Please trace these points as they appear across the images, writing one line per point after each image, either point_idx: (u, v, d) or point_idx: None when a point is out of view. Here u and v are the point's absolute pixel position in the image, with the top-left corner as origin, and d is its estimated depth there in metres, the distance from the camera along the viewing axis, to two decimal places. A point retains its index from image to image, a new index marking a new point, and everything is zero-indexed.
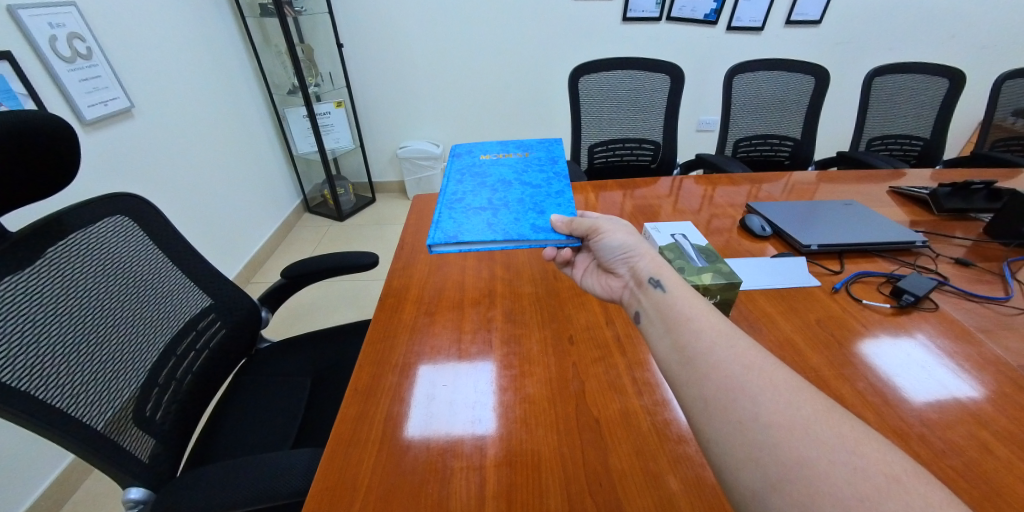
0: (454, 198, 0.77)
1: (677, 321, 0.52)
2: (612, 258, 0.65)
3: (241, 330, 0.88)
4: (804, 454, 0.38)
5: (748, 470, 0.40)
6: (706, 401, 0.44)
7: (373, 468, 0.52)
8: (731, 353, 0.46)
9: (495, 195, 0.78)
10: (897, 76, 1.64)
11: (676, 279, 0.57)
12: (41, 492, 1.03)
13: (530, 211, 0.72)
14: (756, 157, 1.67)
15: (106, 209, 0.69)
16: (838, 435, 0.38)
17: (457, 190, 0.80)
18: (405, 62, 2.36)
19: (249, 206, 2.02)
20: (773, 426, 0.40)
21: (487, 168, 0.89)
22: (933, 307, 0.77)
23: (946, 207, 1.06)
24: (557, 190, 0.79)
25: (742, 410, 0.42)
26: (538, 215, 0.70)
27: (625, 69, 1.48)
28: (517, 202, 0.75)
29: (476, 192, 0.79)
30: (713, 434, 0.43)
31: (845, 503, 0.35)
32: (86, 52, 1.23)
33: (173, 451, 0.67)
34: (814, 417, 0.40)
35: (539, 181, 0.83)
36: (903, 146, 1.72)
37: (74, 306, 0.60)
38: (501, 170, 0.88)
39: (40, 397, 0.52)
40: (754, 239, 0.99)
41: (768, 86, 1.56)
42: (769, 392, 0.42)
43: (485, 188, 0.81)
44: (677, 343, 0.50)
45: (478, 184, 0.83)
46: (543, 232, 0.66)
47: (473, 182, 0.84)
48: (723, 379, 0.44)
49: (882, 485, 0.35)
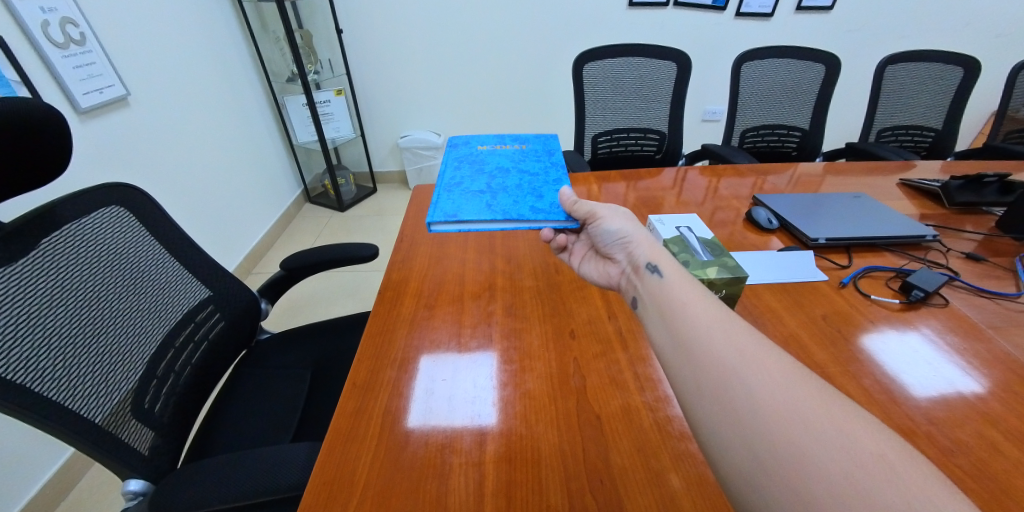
0: (453, 183, 0.77)
1: (672, 308, 0.51)
2: (611, 244, 0.63)
3: (240, 323, 0.88)
4: (805, 447, 0.37)
5: (740, 451, 0.39)
6: (699, 384, 0.44)
7: (372, 462, 0.52)
8: (726, 336, 0.45)
9: (494, 181, 0.78)
10: (910, 65, 1.60)
11: (674, 265, 0.56)
12: (46, 481, 1.05)
13: (529, 196, 0.71)
14: (762, 148, 1.64)
15: (99, 199, 0.68)
16: (827, 415, 0.38)
17: (456, 176, 0.80)
18: (406, 49, 2.32)
19: (249, 197, 2.01)
20: (765, 409, 0.39)
21: (485, 156, 0.88)
22: (943, 302, 0.75)
23: (957, 200, 1.04)
24: (555, 178, 0.78)
25: (736, 393, 0.41)
26: (537, 199, 0.70)
27: (631, 56, 1.44)
28: (515, 188, 0.75)
29: (475, 178, 0.79)
30: (705, 418, 0.42)
31: (833, 483, 0.35)
32: (79, 38, 1.21)
33: (172, 443, 0.67)
34: (804, 397, 0.39)
35: (537, 168, 0.83)
36: (914, 137, 1.69)
37: (71, 299, 0.60)
38: (499, 158, 0.86)
39: (38, 391, 0.51)
40: (760, 232, 0.97)
41: (778, 73, 1.52)
42: (761, 374, 0.41)
43: (483, 174, 0.80)
44: (673, 331, 0.49)
45: (476, 170, 0.82)
46: (543, 213, 0.66)
47: (469, 169, 0.83)
48: (717, 361, 0.43)
49: (868, 464, 0.35)
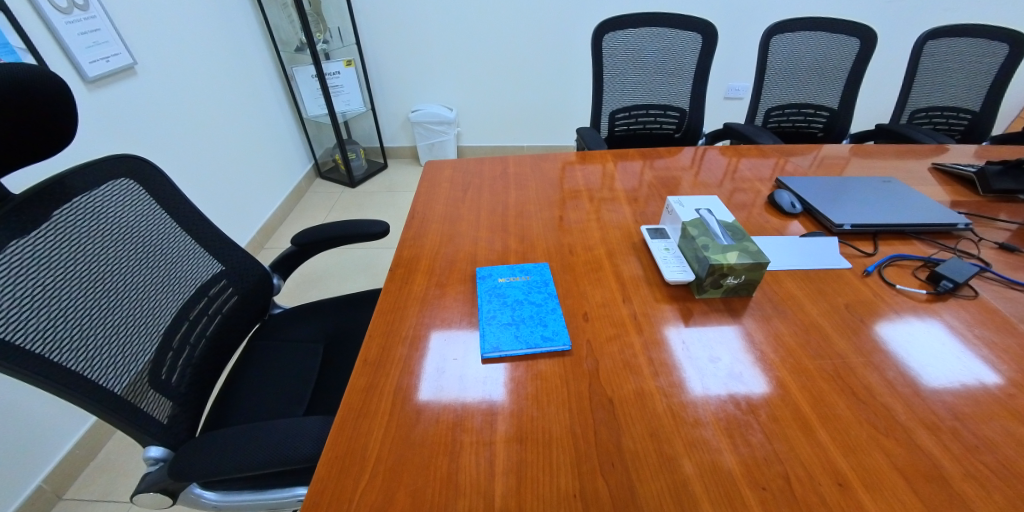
0: (482, 282, 0.74)
1: None
2: None
3: (253, 296, 0.88)
4: None
5: None
6: None
7: (384, 437, 0.52)
8: None
9: (519, 282, 0.75)
10: (952, 40, 1.50)
11: None
12: (73, 444, 1.10)
13: (547, 311, 0.68)
14: (787, 128, 1.59)
15: (108, 171, 0.67)
16: None
17: (485, 272, 0.77)
18: (419, 17, 2.24)
19: (259, 170, 2.00)
20: None
21: (509, 245, 0.85)
22: (973, 294, 0.72)
23: (993, 187, 1.00)
24: (575, 283, 0.75)
25: None
26: (554, 315, 0.68)
27: (654, 27, 1.37)
28: (538, 296, 0.71)
29: (501, 276, 0.76)
30: None
31: None
32: (82, 3, 1.17)
33: (189, 413, 0.68)
34: None
35: (558, 267, 0.79)
36: (948, 119, 1.61)
37: (86, 272, 0.60)
38: (522, 254, 0.82)
39: (55, 360, 0.51)
40: (782, 216, 0.94)
41: (809, 47, 1.44)
42: None
43: (510, 271, 0.77)
44: None
45: (503, 266, 0.79)
46: (557, 339, 0.63)
47: (496, 249, 0.84)
48: None
49: None
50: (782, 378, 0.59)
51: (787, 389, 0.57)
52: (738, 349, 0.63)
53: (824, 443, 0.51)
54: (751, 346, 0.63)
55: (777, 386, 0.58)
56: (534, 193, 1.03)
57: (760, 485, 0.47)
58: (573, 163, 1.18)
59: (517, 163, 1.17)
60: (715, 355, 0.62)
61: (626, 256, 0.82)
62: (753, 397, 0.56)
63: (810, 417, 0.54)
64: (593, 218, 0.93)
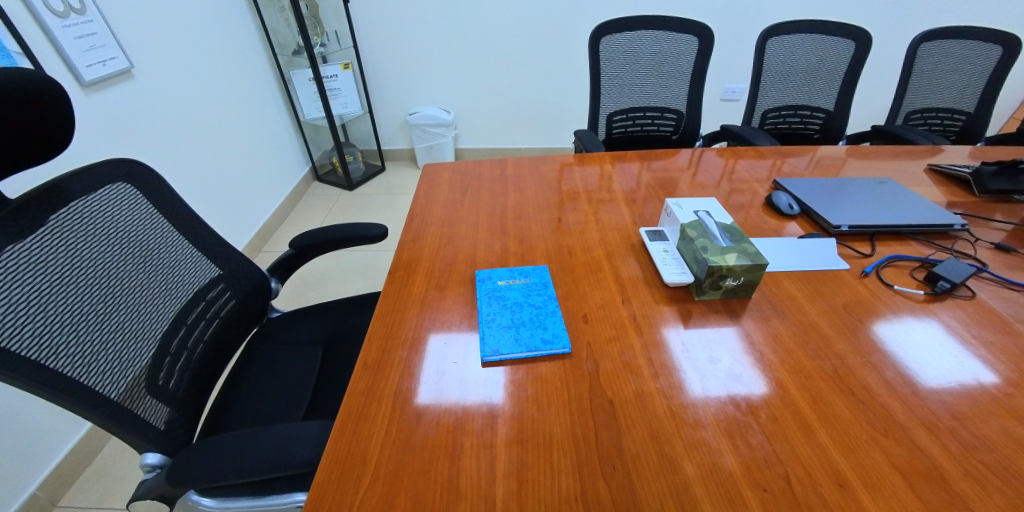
0: (483, 285, 0.74)
1: None
2: None
3: (251, 300, 0.88)
4: None
5: None
6: None
7: (384, 442, 0.52)
8: None
9: (520, 285, 0.74)
10: (946, 42, 1.51)
11: None
12: (69, 450, 1.10)
13: (548, 314, 0.68)
14: (783, 130, 1.60)
15: (105, 175, 0.66)
16: None
17: (486, 275, 0.77)
18: (417, 20, 2.25)
19: (257, 173, 2.00)
20: None
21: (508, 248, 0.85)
22: (970, 294, 0.73)
23: (989, 187, 1.01)
24: (574, 286, 0.75)
25: None
26: (554, 318, 0.68)
27: (651, 29, 1.37)
28: (539, 300, 0.71)
29: (502, 279, 0.75)
30: None
31: None
32: (79, 6, 1.17)
33: (186, 418, 0.68)
34: None
35: (557, 269, 0.79)
36: (942, 120, 1.62)
37: (82, 276, 0.59)
38: (521, 256, 0.82)
39: (52, 366, 0.51)
40: (780, 217, 0.94)
41: (805, 49, 1.45)
42: None
43: (511, 275, 0.77)
44: None
45: (505, 270, 0.78)
46: (557, 343, 0.63)
47: (496, 251, 0.84)
48: None
49: None
50: (782, 379, 0.59)
51: (786, 390, 0.57)
52: (737, 350, 0.63)
53: (823, 443, 0.51)
54: (750, 347, 0.63)
55: (776, 387, 0.58)
56: (532, 195, 1.03)
57: (760, 486, 0.47)
58: (572, 165, 1.18)
59: (515, 165, 1.17)
60: (714, 356, 0.62)
61: (626, 258, 0.82)
62: (753, 398, 0.56)
63: (810, 418, 0.54)
64: (591, 220, 0.93)
